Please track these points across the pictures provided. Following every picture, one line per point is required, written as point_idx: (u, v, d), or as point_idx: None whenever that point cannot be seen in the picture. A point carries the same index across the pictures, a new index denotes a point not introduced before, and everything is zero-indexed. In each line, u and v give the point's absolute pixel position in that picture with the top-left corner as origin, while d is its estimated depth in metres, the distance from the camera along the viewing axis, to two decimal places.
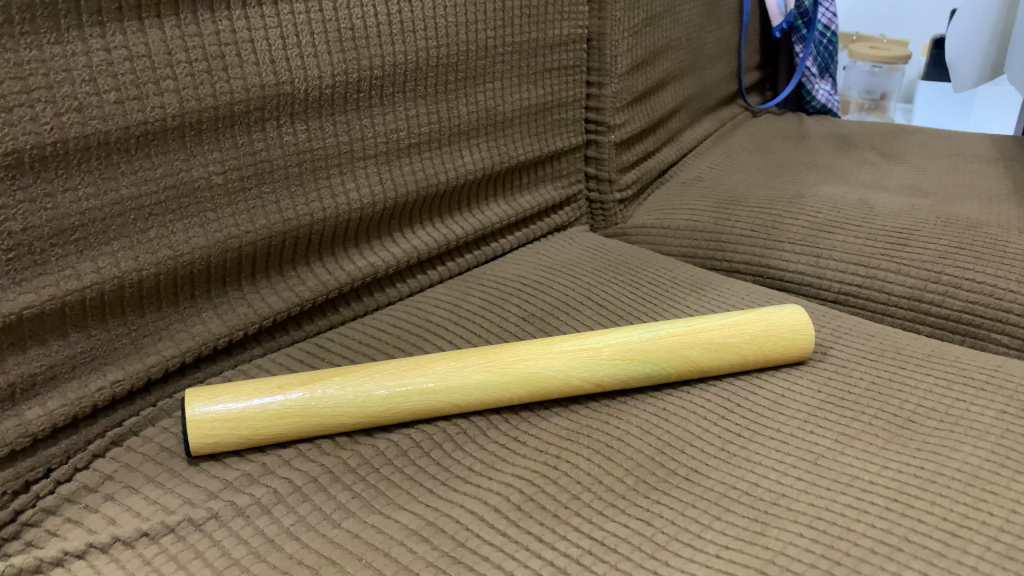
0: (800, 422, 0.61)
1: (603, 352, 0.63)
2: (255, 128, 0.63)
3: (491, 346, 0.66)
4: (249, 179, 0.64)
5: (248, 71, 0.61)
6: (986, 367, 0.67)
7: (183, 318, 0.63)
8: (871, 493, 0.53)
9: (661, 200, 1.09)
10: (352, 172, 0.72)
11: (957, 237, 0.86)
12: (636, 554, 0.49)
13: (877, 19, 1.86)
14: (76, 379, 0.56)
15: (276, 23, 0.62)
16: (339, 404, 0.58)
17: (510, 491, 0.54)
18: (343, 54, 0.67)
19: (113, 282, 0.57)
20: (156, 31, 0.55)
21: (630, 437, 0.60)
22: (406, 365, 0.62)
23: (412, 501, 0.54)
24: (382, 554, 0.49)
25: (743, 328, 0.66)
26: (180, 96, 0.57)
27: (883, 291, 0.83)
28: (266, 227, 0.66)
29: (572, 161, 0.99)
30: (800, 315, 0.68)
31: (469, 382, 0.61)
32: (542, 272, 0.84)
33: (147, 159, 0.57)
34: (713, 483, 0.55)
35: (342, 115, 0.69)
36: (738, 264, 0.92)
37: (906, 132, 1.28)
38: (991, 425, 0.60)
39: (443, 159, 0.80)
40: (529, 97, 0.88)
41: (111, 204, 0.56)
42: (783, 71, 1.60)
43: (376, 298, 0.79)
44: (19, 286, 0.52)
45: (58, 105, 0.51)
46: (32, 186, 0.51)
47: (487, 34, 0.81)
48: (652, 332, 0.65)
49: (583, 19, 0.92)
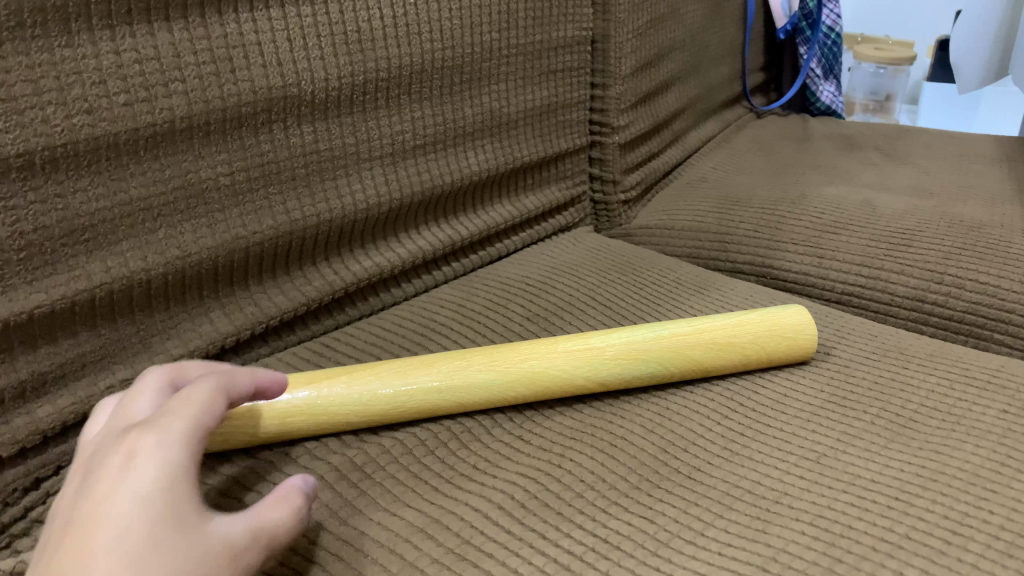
0: (802, 421, 0.61)
1: (607, 352, 0.64)
2: (263, 130, 0.64)
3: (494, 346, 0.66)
4: (257, 180, 0.64)
5: (256, 74, 0.62)
6: (988, 367, 0.67)
7: (190, 317, 0.63)
8: (872, 491, 0.53)
9: (665, 201, 1.10)
10: (358, 173, 0.72)
11: (960, 238, 0.86)
12: (638, 551, 0.49)
13: (877, 20, 1.89)
14: (85, 377, 0.57)
15: (284, 26, 0.63)
16: (345, 403, 0.59)
17: (515, 489, 0.55)
18: (349, 56, 0.68)
19: (122, 282, 0.57)
20: (164, 33, 0.56)
21: (633, 436, 0.60)
22: (412, 364, 0.62)
23: (416, 498, 0.54)
24: (387, 550, 0.50)
25: (745, 328, 0.67)
26: (189, 98, 0.58)
27: (886, 292, 0.83)
28: (273, 228, 0.66)
29: (576, 162, 0.99)
30: (803, 315, 0.68)
31: (474, 381, 0.62)
32: (546, 272, 0.84)
33: (156, 160, 0.58)
34: (716, 482, 0.55)
35: (348, 117, 0.70)
36: (742, 264, 0.93)
37: (911, 133, 1.28)
38: (993, 425, 0.60)
39: (448, 161, 0.81)
40: (533, 98, 0.89)
41: (120, 204, 0.56)
42: (788, 73, 1.59)
43: (382, 297, 0.79)
44: (31, 285, 0.53)
45: (69, 107, 0.52)
46: (43, 187, 0.52)
47: (492, 36, 0.81)
48: (655, 331, 0.66)
49: (587, 21, 0.93)
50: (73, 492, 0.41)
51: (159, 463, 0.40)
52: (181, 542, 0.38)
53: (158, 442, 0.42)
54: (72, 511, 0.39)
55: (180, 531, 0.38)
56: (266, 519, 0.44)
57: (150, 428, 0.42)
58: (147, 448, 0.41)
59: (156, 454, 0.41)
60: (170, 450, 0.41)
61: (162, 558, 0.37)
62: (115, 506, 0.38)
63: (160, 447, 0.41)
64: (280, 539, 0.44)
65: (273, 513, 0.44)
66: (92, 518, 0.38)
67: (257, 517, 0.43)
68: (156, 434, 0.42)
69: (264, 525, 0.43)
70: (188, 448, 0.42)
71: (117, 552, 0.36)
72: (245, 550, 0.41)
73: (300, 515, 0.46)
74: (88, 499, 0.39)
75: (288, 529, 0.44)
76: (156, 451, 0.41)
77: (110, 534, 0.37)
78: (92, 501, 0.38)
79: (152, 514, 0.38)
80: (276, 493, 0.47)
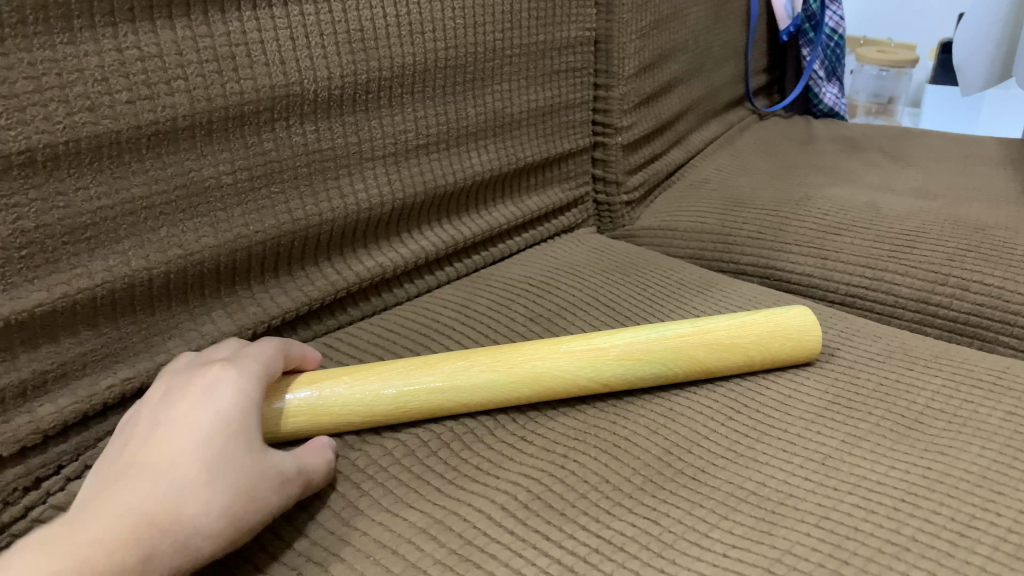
0: (807, 422, 0.61)
1: (611, 352, 0.63)
2: (265, 129, 0.63)
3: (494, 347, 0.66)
4: (259, 179, 0.64)
5: (258, 72, 0.61)
6: (994, 369, 0.67)
7: (192, 316, 0.63)
8: (878, 494, 0.53)
9: (668, 202, 1.10)
10: (361, 173, 0.72)
11: (964, 240, 0.86)
12: (642, 553, 0.49)
13: (879, 21, 1.89)
14: (86, 376, 0.57)
15: (286, 24, 0.63)
16: (347, 403, 0.59)
17: (518, 490, 0.54)
18: (352, 55, 0.67)
19: (124, 281, 0.57)
20: (167, 31, 0.56)
21: (637, 437, 0.60)
22: (413, 364, 0.62)
23: (419, 499, 0.54)
24: (390, 551, 0.49)
25: (749, 329, 0.66)
26: (191, 96, 0.58)
27: (890, 293, 0.83)
28: (276, 227, 0.66)
29: (579, 163, 0.99)
30: (808, 316, 0.68)
31: (476, 381, 0.61)
32: (548, 273, 0.84)
33: (158, 159, 0.57)
34: (720, 483, 0.55)
35: (351, 116, 0.70)
36: (745, 265, 0.93)
37: (914, 135, 1.28)
38: (999, 427, 0.59)
39: (450, 161, 0.80)
40: (536, 99, 0.88)
41: (122, 202, 0.56)
42: (790, 75, 1.58)
43: (384, 298, 0.79)
44: (32, 283, 0.52)
45: (71, 104, 0.52)
46: (45, 184, 0.52)
47: (495, 36, 0.81)
48: (658, 332, 0.65)
49: (590, 22, 0.93)
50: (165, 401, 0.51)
51: (233, 392, 0.51)
52: (248, 456, 0.48)
53: (235, 377, 0.52)
54: (161, 420, 0.49)
55: (247, 448, 0.48)
56: (309, 455, 0.53)
57: (231, 369, 0.53)
58: (228, 380, 0.51)
59: (232, 385, 0.51)
60: (246, 386, 0.52)
61: (232, 464, 0.47)
62: (199, 420, 0.48)
63: (237, 382, 0.52)
64: (314, 479, 0.53)
65: (312, 450, 0.54)
66: (179, 426, 0.48)
67: (301, 452, 0.53)
68: (235, 372, 0.52)
69: (308, 462, 0.53)
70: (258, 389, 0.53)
71: (198, 453, 0.46)
72: (292, 475, 0.51)
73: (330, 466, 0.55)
74: (175, 413, 0.49)
75: (322, 472, 0.54)
76: (232, 384, 0.51)
77: (194, 441, 0.47)
78: (179, 414, 0.49)
79: (227, 431, 0.48)
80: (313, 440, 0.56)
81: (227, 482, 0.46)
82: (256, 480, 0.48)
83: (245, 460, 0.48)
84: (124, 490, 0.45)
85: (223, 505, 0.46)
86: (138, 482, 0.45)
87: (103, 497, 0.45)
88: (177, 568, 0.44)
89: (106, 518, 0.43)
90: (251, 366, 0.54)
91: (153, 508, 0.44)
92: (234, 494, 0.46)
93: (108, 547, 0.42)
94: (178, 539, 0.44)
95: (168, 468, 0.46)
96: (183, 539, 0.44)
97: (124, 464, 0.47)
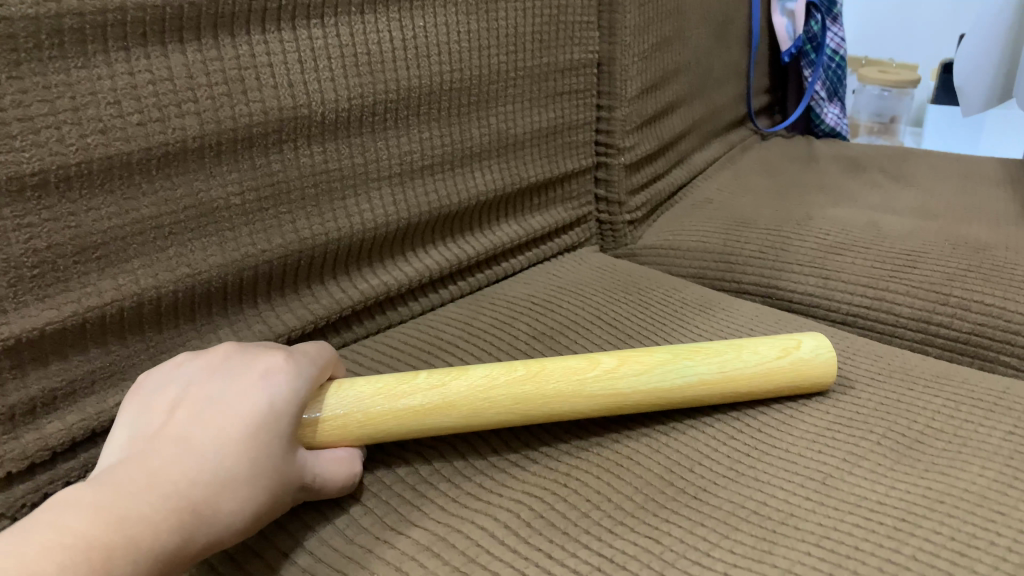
0: (808, 442, 0.61)
1: (630, 401, 0.61)
2: (273, 150, 0.64)
3: (517, 364, 0.61)
4: (266, 200, 0.65)
5: (267, 95, 0.62)
6: (994, 390, 0.67)
7: (200, 334, 0.64)
8: (879, 513, 0.53)
9: (670, 221, 1.11)
10: (367, 193, 0.73)
11: (965, 260, 0.86)
12: (644, 570, 0.49)
13: (883, 44, 1.93)
14: (95, 394, 0.58)
15: (295, 48, 0.64)
16: (353, 431, 0.56)
17: (521, 508, 0.55)
18: (359, 78, 0.69)
19: (133, 299, 0.58)
20: (178, 55, 0.57)
21: (639, 456, 0.60)
22: (432, 398, 0.57)
23: (423, 518, 0.54)
24: (393, 568, 0.50)
25: (768, 377, 0.64)
26: (201, 118, 0.59)
27: (892, 313, 0.83)
28: (282, 246, 0.67)
29: (582, 183, 1.00)
30: (830, 365, 0.65)
31: (488, 420, 0.58)
32: (552, 292, 0.85)
33: (168, 179, 0.58)
34: (722, 502, 0.55)
35: (357, 137, 0.71)
36: (747, 285, 0.93)
37: (915, 155, 1.29)
38: (999, 447, 0.60)
39: (455, 181, 0.81)
40: (540, 120, 0.90)
41: (132, 223, 0.57)
42: (792, 96, 1.60)
43: (388, 316, 0.80)
44: (42, 301, 0.53)
45: (83, 127, 0.53)
46: (57, 205, 0.53)
47: (500, 58, 0.82)
48: (686, 375, 0.62)
49: (593, 45, 0.94)
50: (215, 374, 0.52)
51: (288, 387, 0.52)
52: (285, 459, 0.50)
53: (292, 370, 0.53)
54: (212, 395, 0.50)
55: (285, 453, 0.50)
56: (330, 461, 0.55)
57: (288, 360, 0.54)
58: (284, 373, 0.53)
59: (287, 379, 0.52)
60: (299, 384, 0.53)
61: (271, 468, 0.49)
62: (249, 408, 0.49)
63: (291, 378, 0.53)
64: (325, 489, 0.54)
65: (334, 455, 0.56)
66: (231, 410, 0.49)
67: (322, 458, 0.55)
68: (291, 366, 0.54)
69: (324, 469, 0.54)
70: (307, 388, 0.54)
71: (247, 447, 0.48)
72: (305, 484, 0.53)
73: (346, 479, 0.56)
74: (229, 392, 0.50)
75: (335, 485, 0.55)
76: (287, 377, 0.53)
77: (243, 430, 0.48)
78: (232, 396, 0.50)
79: (274, 427, 0.50)
80: (331, 448, 0.56)
81: (265, 481, 0.48)
82: (284, 485, 0.50)
83: (281, 462, 0.50)
84: (171, 463, 0.46)
85: (256, 504, 0.48)
86: (185, 456, 0.46)
87: (147, 463, 0.46)
88: (201, 552, 0.45)
89: (152, 488, 0.44)
90: (303, 363, 0.55)
91: (197, 490, 0.45)
92: (268, 494, 0.48)
93: (153, 516, 0.43)
94: (212, 524, 0.45)
95: (216, 452, 0.47)
96: (214, 529, 0.45)
97: (170, 431, 0.48)
